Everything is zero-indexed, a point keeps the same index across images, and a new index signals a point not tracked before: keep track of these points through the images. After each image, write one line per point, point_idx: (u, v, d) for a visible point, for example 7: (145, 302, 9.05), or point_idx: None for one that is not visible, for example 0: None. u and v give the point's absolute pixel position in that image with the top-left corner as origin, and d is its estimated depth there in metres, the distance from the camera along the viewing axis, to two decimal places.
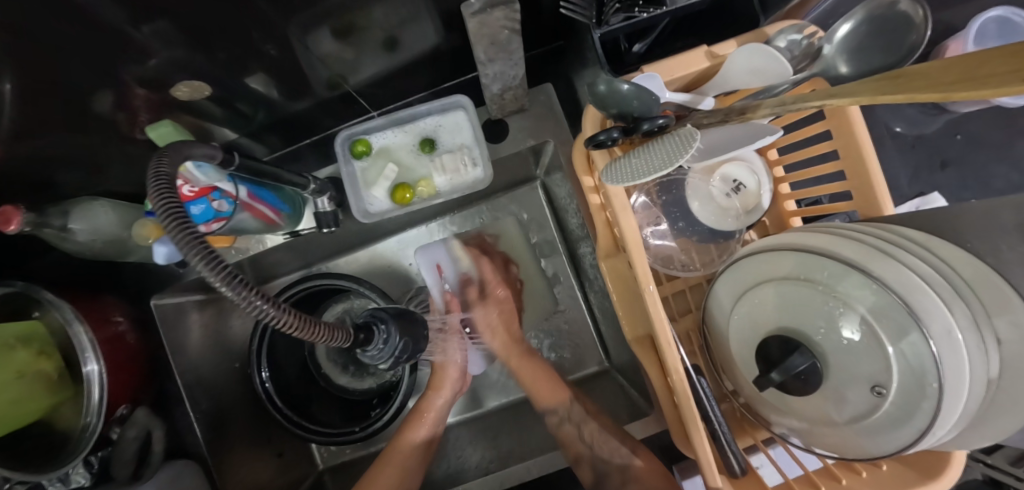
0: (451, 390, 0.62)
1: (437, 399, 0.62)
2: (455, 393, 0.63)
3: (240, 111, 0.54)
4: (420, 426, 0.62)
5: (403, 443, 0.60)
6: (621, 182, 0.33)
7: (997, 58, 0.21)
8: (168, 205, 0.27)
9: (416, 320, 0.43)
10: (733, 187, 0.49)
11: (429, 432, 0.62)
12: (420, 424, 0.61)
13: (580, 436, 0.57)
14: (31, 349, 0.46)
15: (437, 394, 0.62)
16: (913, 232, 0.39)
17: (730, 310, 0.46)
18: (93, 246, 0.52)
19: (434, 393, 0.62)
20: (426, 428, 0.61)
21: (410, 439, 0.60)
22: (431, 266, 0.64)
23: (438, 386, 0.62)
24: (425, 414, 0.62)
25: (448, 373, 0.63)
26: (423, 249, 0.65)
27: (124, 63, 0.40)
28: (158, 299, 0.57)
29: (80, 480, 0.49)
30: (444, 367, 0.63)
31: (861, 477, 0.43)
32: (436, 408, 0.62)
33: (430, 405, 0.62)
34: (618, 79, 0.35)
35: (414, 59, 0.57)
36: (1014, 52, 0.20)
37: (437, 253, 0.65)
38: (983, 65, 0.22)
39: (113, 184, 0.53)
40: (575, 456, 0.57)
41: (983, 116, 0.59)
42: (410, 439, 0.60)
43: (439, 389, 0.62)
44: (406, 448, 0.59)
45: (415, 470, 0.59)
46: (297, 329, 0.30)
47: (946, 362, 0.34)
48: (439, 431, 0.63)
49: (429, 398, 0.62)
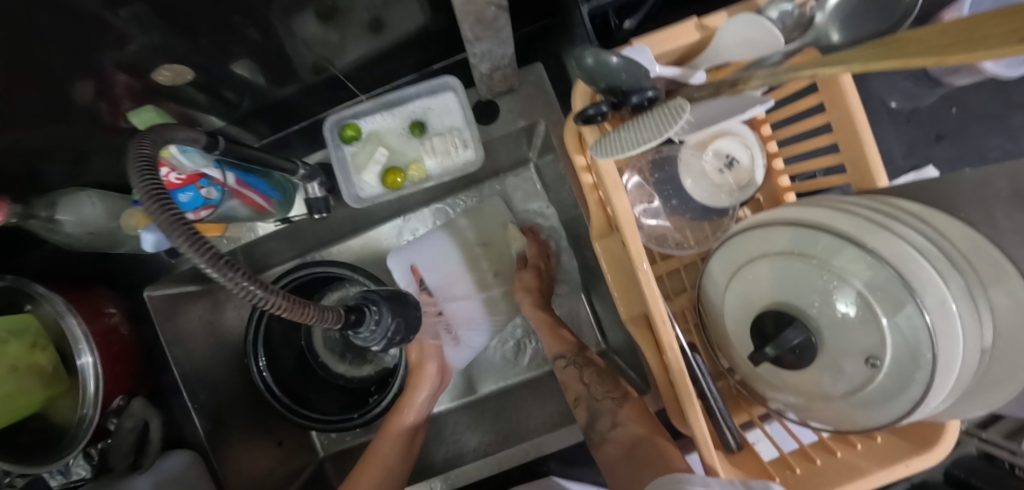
0: (434, 366, 0.64)
1: (416, 396, 0.63)
2: (435, 387, 0.64)
3: (225, 98, 0.53)
4: (410, 405, 0.63)
5: (393, 427, 0.61)
6: (609, 155, 0.33)
7: (1000, 16, 0.20)
8: (150, 189, 0.26)
9: (408, 302, 0.42)
10: (726, 162, 0.48)
11: (416, 417, 0.63)
12: (420, 391, 0.63)
13: (580, 377, 0.59)
14: (23, 342, 0.46)
15: (426, 359, 0.64)
16: (910, 204, 0.39)
17: (725, 287, 0.46)
18: (80, 237, 0.50)
19: (424, 358, 0.64)
20: (415, 406, 0.63)
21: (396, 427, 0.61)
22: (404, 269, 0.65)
23: (416, 385, 0.63)
24: (420, 380, 0.63)
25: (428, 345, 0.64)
26: (397, 253, 0.65)
27: (102, 49, 0.39)
28: (151, 290, 0.57)
29: (82, 471, 0.53)
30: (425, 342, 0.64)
31: (856, 449, 0.43)
32: (430, 373, 0.64)
33: (425, 368, 0.63)
34: (606, 51, 0.34)
35: (401, 40, 0.56)
36: (1006, 14, 0.20)
37: (413, 253, 0.65)
38: (978, 26, 0.21)
39: (99, 175, 0.52)
40: (574, 396, 0.58)
41: (979, 88, 0.58)
42: (398, 424, 0.61)
43: (425, 354, 0.64)
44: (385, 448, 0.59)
45: (406, 453, 0.60)
46: (287, 311, 0.29)
47: (940, 333, 0.34)
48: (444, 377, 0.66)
49: (421, 363, 0.64)
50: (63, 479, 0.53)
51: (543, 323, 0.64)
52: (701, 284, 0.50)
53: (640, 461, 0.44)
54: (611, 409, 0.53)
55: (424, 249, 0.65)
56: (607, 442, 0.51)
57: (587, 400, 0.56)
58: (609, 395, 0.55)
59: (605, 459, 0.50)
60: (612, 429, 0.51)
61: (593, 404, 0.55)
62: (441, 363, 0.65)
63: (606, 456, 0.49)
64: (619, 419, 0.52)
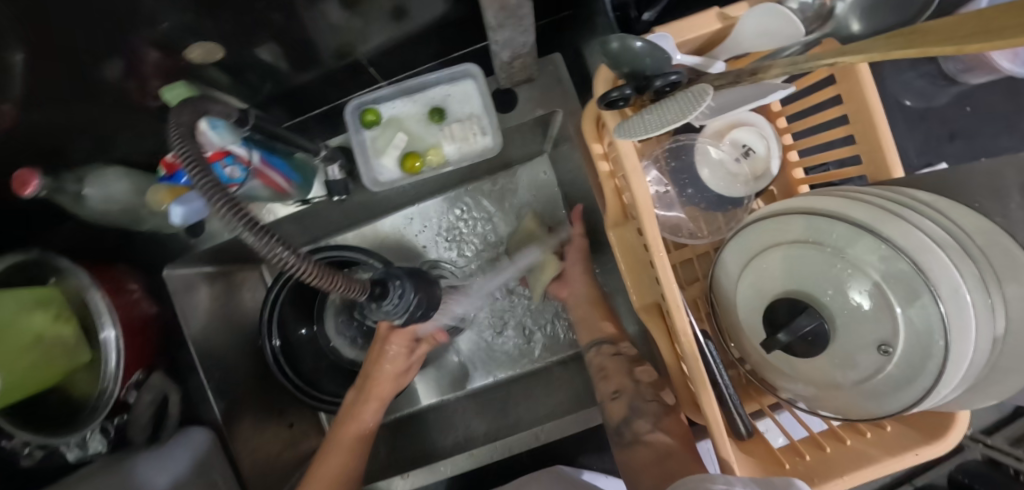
0: (400, 361, 0.59)
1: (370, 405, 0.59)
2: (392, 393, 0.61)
3: (248, 81, 0.54)
4: (366, 411, 0.60)
5: (347, 433, 0.58)
6: (633, 136, 0.34)
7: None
8: (192, 156, 0.27)
9: (429, 280, 0.43)
10: (742, 152, 0.49)
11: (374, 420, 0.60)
12: (372, 402, 0.59)
13: (628, 370, 0.58)
14: (49, 313, 0.46)
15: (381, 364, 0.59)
16: (924, 194, 0.40)
17: (738, 277, 0.47)
18: (110, 213, 0.52)
19: (378, 364, 0.59)
20: (373, 412, 0.60)
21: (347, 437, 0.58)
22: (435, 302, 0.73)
23: (372, 396, 0.59)
24: (373, 391, 0.59)
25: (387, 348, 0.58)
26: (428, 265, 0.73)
27: (133, 27, 0.40)
28: (170, 270, 0.59)
29: (98, 445, 0.55)
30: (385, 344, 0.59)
31: (865, 438, 0.44)
32: (384, 381, 0.60)
33: (378, 380, 0.59)
34: (631, 37, 0.35)
35: (421, 28, 0.56)
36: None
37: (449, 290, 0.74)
38: (1001, 16, 0.22)
39: (125, 153, 0.53)
40: (616, 387, 0.57)
41: (992, 89, 0.59)
42: (354, 431, 0.58)
43: (380, 359, 0.59)
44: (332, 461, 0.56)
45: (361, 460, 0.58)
46: (317, 279, 0.30)
47: (954, 323, 0.34)
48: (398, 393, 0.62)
49: (375, 370, 0.59)
50: (80, 453, 0.54)
51: (592, 309, 0.66)
52: (714, 274, 0.51)
53: (673, 474, 0.46)
54: (656, 413, 0.53)
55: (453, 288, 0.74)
56: (640, 443, 0.51)
57: (630, 395, 0.55)
58: (656, 398, 0.54)
59: (633, 462, 0.50)
60: (650, 432, 0.51)
61: (636, 401, 0.54)
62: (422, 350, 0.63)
63: (636, 458, 0.50)
64: (661, 424, 0.52)
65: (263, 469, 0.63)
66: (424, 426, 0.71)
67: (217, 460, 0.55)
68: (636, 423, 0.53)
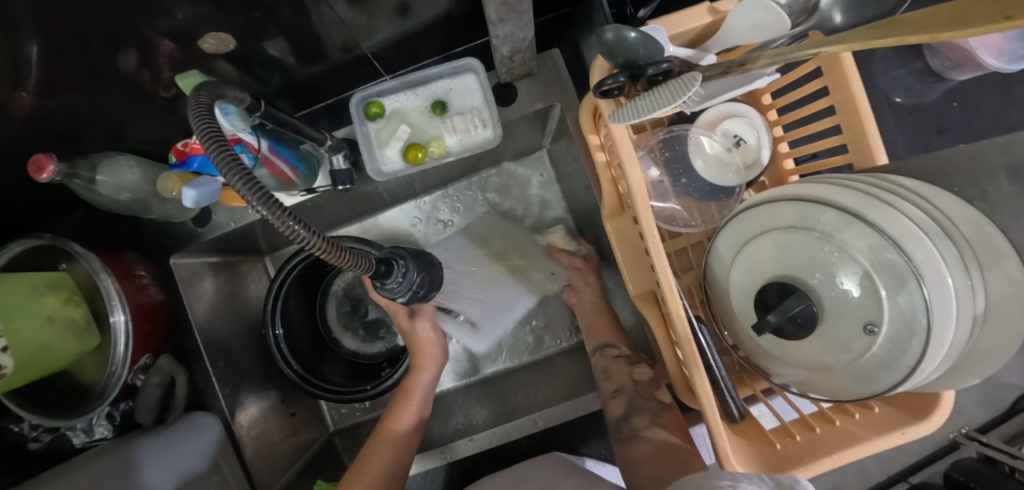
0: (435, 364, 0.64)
1: (423, 376, 0.63)
2: (437, 368, 0.65)
3: (257, 74, 0.56)
4: (406, 410, 0.61)
5: (382, 434, 0.58)
6: (627, 120, 0.35)
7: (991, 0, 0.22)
8: (211, 134, 0.28)
9: (431, 262, 0.44)
10: (734, 142, 0.51)
11: (413, 420, 0.60)
12: (409, 403, 0.61)
13: (629, 371, 0.58)
14: (59, 296, 0.48)
15: (422, 370, 0.63)
16: (907, 180, 0.41)
17: (731, 264, 0.48)
18: (119, 200, 0.53)
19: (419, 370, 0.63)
20: (413, 409, 0.61)
21: (390, 433, 0.58)
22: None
23: (410, 393, 0.62)
24: (412, 393, 0.62)
25: (428, 349, 0.64)
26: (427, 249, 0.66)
27: (149, 17, 0.41)
28: (177, 258, 0.60)
29: (104, 431, 0.56)
30: (423, 345, 0.63)
31: (853, 419, 0.45)
32: (422, 386, 0.63)
33: (415, 383, 0.63)
34: (625, 28, 0.36)
35: (424, 24, 0.58)
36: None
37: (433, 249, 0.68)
38: (970, 9, 0.23)
39: (136, 142, 0.55)
40: (616, 387, 0.57)
41: (979, 86, 0.61)
42: (396, 425, 0.59)
43: (421, 367, 0.64)
44: (378, 457, 0.55)
45: (405, 454, 0.57)
46: (326, 253, 0.31)
47: (937, 304, 0.36)
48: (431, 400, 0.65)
49: (415, 375, 0.63)
50: (86, 438, 0.56)
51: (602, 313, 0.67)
52: (707, 262, 0.52)
53: (670, 459, 0.45)
54: (654, 410, 0.53)
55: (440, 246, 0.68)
56: (639, 439, 0.51)
57: (630, 394, 0.55)
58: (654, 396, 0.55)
59: (631, 451, 0.50)
60: (648, 427, 0.51)
61: (636, 399, 0.55)
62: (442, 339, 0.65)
63: (634, 447, 0.50)
64: (659, 420, 0.52)
65: (267, 456, 0.64)
66: None
67: (221, 446, 0.56)
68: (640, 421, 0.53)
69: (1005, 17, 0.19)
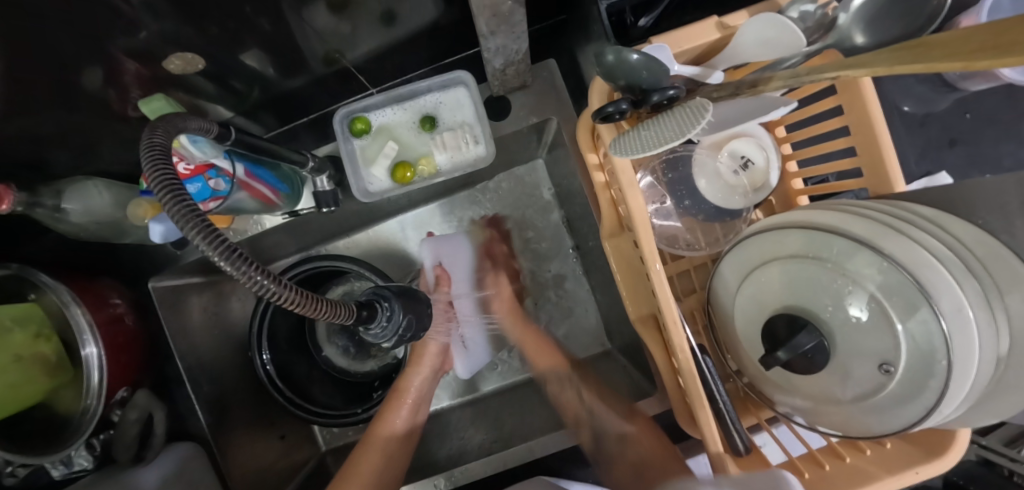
0: (431, 365, 0.62)
1: (418, 375, 0.61)
2: (434, 371, 0.62)
3: (234, 89, 0.53)
4: (398, 412, 0.60)
5: (380, 433, 0.58)
6: (629, 154, 0.32)
7: None
8: (164, 180, 0.25)
9: (419, 299, 0.42)
10: (741, 163, 0.47)
11: (407, 423, 0.60)
12: (404, 402, 0.60)
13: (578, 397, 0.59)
14: (27, 331, 0.45)
15: (418, 370, 0.61)
16: (923, 209, 0.39)
17: (736, 290, 0.46)
18: (90, 226, 0.50)
19: (414, 370, 0.61)
20: (404, 414, 0.60)
21: (386, 430, 0.58)
22: (432, 265, 0.63)
23: (403, 398, 0.60)
24: (407, 391, 0.61)
25: (427, 349, 0.61)
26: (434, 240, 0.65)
27: (112, 35, 0.38)
28: (155, 281, 0.57)
29: (84, 462, 0.53)
30: (425, 343, 0.61)
31: (865, 455, 0.43)
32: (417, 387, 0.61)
33: (408, 385, 0.61)
34: (627, 49, 0.33)
35: (413, 34, 0.55)
36: None
37: (445, 250, 0.65)
38: (1003, 32, 0.21)
39: (106, 163, 0.52)
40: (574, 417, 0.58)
41: (992, 94, 0.58)
42: (390, 427, 0.58)
43: (419, 365, 0.61)
44: (383, 438, 0.57)
45: (397, 459, 0.57)
46: (299, 305, 0.28)
47: (956, 340, 0.33)
48: (424, 402, 0.63)
49: (407, 377, 0.61)
50: (65, 470, 0.52)
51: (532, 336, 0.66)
52: (711, 286, 0.50)
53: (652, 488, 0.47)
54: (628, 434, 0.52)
55: (454, 246, 0.66)
56: (600, 424, 0.55)
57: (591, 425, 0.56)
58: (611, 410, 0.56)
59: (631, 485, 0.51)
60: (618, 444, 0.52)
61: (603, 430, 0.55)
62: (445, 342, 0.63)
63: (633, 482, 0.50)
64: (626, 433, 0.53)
65: (253, 484, 0.61)
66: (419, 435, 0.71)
67: (206, 476, 0.54)
68: (619, 426, 0.53)
69: None
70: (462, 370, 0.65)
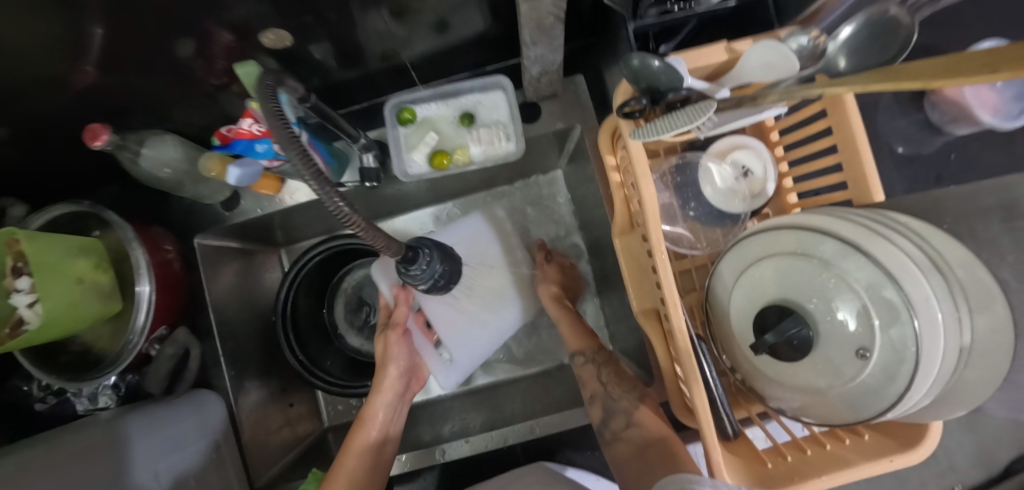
0: (394, 389, 0.63)
1: (380, 401, 0.62)
2: (399, 393, 0.64)
3: (299, 72, 0.60)
4: (368, 428, 0.60)
5: (354, 447, 0.58)
6: (643, 138, 0.39)
7: (973, 58, 0.24)
8: (275, 111, 0.31)
9: (450, 251, 0.49)
10: (741, 172, 0.55)
11: (380, 433, 0.60)
12: (369, 423, 0.60)
13: (599, 375, 0.60)
14: (90, 260, 0.49)
15: (380, 396, 0.62)
16: (900, 217, 0.44)
17: (732, 286, 0.50)
18: (160, 175, 0.57)
19: (376, 399, 0.62)
20: (374, 430, 0.60)
21: (359, 444, 0.58)
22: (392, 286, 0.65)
23: (370, 417, 0.61)
24: (369, 420, 0.60)
25: (388, 374, 0.63)
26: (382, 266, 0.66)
27: (211, 13, 0.45)
28: (201, 238, 0.63)
29: (107, 400, 0.56)
30: (385, 368, 0.63)
31: (845, 444, 0.46)
32: (378, 418, 0.61)
33: (373, 412, 0.61)
34: (650, 56, 0.40)
35: (459, 42, 0.63)
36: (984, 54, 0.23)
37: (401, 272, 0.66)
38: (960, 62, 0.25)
39: (179, 124, 0.59)
40: (592, 392, 0.59)
41: (976, 142, 0.64)
42: (364, 441, 0.58)
43: (381, 392, 0.62)
44: (357, 448, 0.57)
45: (376, 469, 0.57)
46: (365, 230, 0.33)
47: (925, 334, 0.38)
48: (393, 426, 0.63)
49: (372, 405, 0.62)
50: (89, 405, 0.55)
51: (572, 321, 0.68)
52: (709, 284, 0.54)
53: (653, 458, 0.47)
54: (628, 409, 0.55)
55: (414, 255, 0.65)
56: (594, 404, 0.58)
57: (603, 398, 0.57)
58: (627, 395, 0.56)
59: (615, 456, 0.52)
60: (626, 428, 0.53)
61: (609, 403, 0.56)
62: (408, 365, 0.65)
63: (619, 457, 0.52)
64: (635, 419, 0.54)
65: (259, 442, 0.64)
66: (415, 417, 0.74)
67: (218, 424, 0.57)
68: (613, 423, 0.55)
69: (994, 71, 0.20)
70: (444, 381, 0.66)
